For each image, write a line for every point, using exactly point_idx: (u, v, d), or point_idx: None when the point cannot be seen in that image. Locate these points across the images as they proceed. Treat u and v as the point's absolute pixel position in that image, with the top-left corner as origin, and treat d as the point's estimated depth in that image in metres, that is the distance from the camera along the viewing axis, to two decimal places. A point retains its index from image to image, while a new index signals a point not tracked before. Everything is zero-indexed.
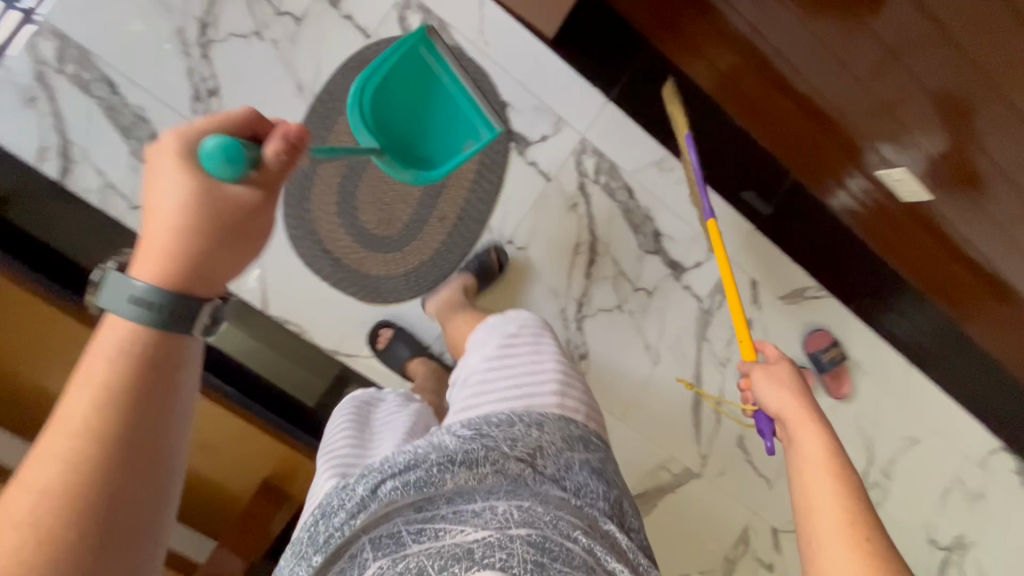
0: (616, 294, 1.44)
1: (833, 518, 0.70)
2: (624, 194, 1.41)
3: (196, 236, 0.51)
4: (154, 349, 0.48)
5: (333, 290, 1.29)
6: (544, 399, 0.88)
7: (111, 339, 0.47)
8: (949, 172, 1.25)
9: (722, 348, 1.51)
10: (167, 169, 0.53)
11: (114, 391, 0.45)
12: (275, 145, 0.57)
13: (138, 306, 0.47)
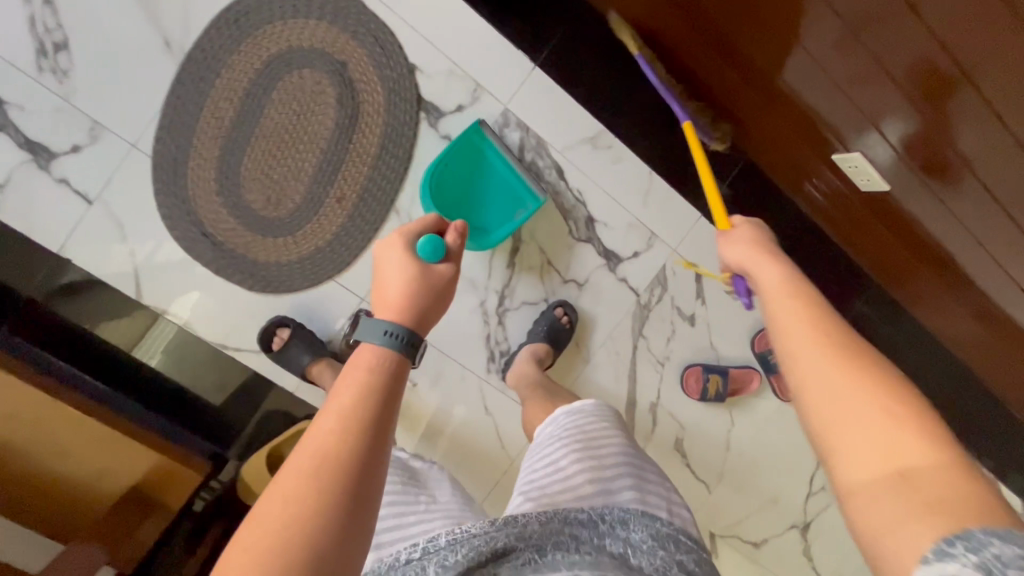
0: (543, 286, 1.31)
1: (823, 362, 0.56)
2: (554, 174, 1.26)
3: (423, 296, 0.75)
4: (385, 375, 0.63)
5: (215, 277, 1.15)
6: (623, 484, 0.80)
7: (354, 361, 0.64)
8: (917, 162, 1.09)
9: (660, 347, 1.39)
10: (393, 257, 0.78)
11: (359, 405, 0.58)
12: (454, 235, 0.85)
13: (391, 336, 0.67)
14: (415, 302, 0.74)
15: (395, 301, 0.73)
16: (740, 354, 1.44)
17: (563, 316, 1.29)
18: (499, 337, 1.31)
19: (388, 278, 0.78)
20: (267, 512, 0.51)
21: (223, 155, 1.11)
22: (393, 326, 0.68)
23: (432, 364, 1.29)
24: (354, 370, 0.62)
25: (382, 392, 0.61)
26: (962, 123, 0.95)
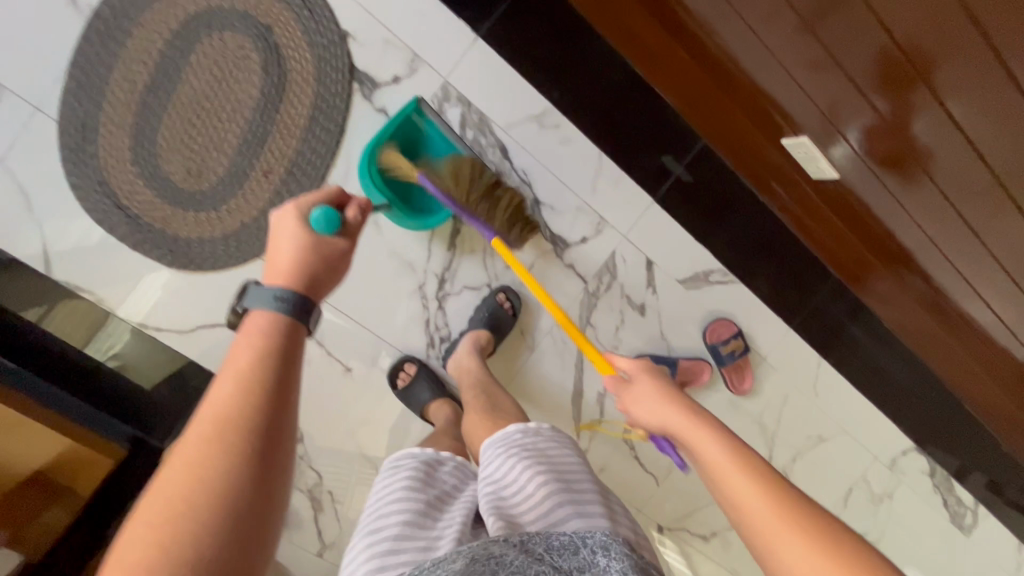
0: (486, 271, 1.27)
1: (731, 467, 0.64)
2: (497, 153, 1.21)
3: (318, 266, 0.68)
4: (283, 333, 0.57)
5: (131, 252, 1.09)
6: (594, 510, 0.76)
7: (250, 324, 0.58)
8: (885, 143, 1.06)
9: (609, 337, 1.35)
10: (290, 226, 0.69)
11: (257, 364, 0.53)
12: (354, 210, 0.77)
13: (282, 303, 0.59)
14: (309, 272, 0.66)
15: (284, 274, 0.65)
16: (692, 345, 1.40)
17: (505, 301, 1.26)
18: (439, 323, 1.27)
19: (279, 247, 0.69)
20: (165, 481, 0.46)
21: (137, 121, 1.04)
22: (281, 291, 0.60)
23: (367, 350, 1.24)
24: (251, 331, 0.57)
25: (281, 348, 0.56)
26: (924, 116, 0.96)
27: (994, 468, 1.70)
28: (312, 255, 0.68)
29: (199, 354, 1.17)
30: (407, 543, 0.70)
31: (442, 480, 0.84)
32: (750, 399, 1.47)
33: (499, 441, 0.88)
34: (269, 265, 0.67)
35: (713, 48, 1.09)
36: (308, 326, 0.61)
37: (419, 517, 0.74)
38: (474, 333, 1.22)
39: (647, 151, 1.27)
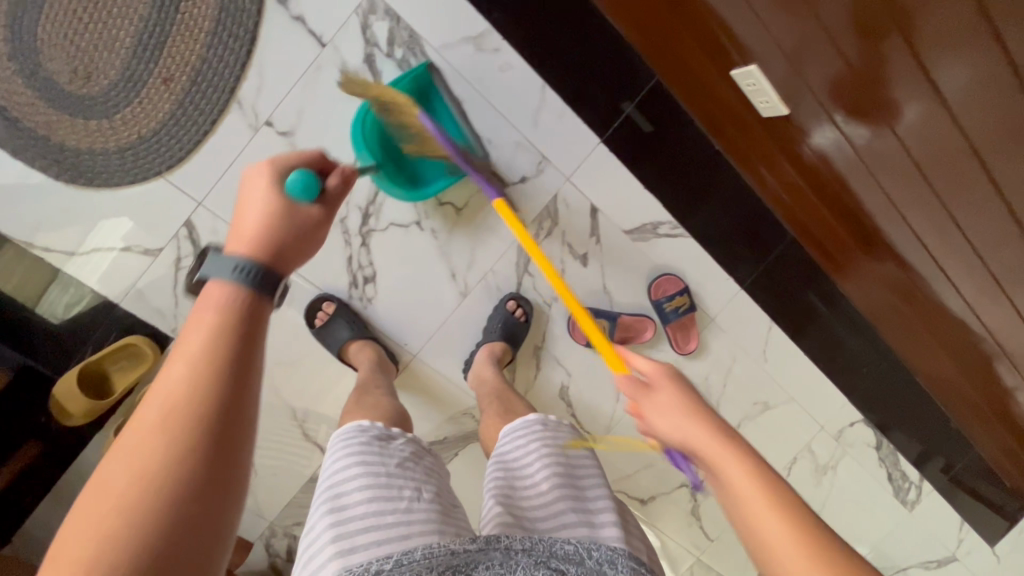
0: (415, 208, 1.18)
1: (760, 500, 0.58)
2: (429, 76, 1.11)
3: (288, 234, 0.64)
4: (239, 321, 0.55)
5: (11, 159, 1.00)
6: (605, 521, 0.84)
7: (205, 309, 0.54)
8: (852, 92, 0.97)
9: (548, 287, 1.29)
10: (259, 189, 0.66)
11: (207, 353, 0.51)
12: (335, 178, 0.72)
13: (239, 274, 0.57)
14: (278, 239, 0.63)
15: (249, 237, 0.62)
16: (637, 301, 1.34)
17: (516, 308, 1.26)
18: (364, 261, 1.20)
19: (247, 210, 0.65)
20: (108, 473, 0.44)
21: (15, 11, 0.94)
22: (241, 262, 0.58)
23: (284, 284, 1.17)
24: (202, 313, 0.54)
25: (239, 332, 0.54)
26: (893, 68, 0.88)
27: (943, 446, 1.67)
28: (279, 223, 0.64)
29: (95, 279, 1.09)
30: (378, 522, 0.74)
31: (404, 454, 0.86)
32: (695, 360, 1.42)
33: (518, 437, 0.97)
34: (236, 226, 0.64)
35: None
36: (264, 297, 0.58)
37: (383, 492, 0.77)
38: (489, 345, 1.22)
39: (594, 86, 1.17)
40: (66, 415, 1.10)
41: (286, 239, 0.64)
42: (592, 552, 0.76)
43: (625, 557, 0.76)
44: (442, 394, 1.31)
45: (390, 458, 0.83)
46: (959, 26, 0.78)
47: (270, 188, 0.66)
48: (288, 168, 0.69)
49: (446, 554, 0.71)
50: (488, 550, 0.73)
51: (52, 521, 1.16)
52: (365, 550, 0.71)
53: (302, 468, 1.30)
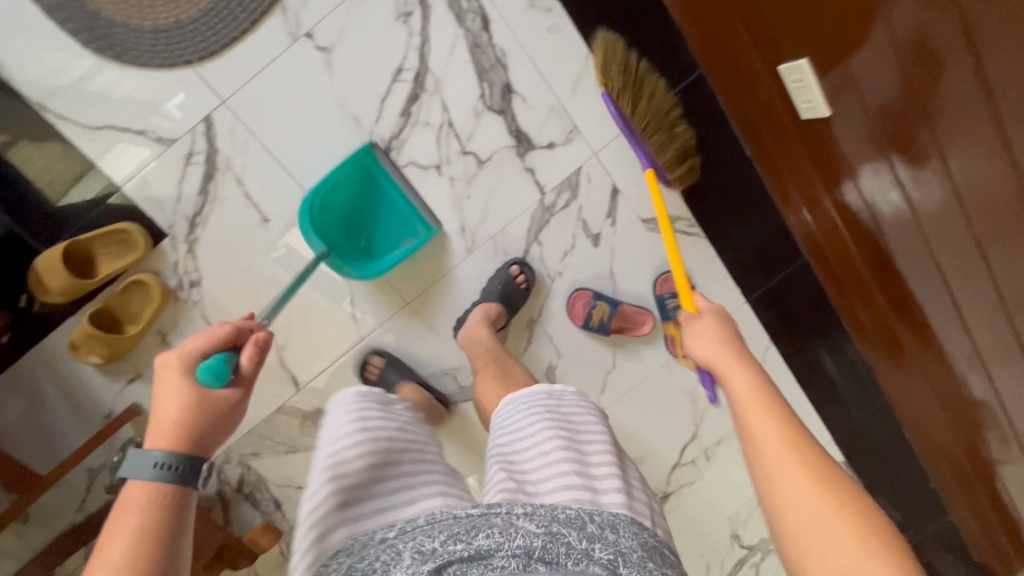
0: (438, 150, 1.15)
1: (807, 492, 0.56)
2: (477, 22, 1.10)
3: (205, 421, 0.74)
4: (163, 513, 0.66)
5: (48, 21, 1.00)
6: (610, 486, 0.79)
7: (129, 513, 0.64)
8: (892, 128, 0.93)
9: (554, 260, 1.27)
10: (175, 379, 0.75)
11: (135, 542, 0.61)
12: (249, 351, 0.82)
13: (163, 470, 0.67)
14: (197, 423, 0.73)
15: (170, 427, 0.72)
16: (642, 292, 1.31)
17: (518, 274, 1.23)
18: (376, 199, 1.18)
19: (163, 404, 0.74)
20: None
21: None
22: (161, 457, 0.68)
23: (292, 202, 1.13)
24: (122, 517, 0.64)
25: (166, 506, 0.66)
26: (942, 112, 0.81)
27: (914, 504, 1.64)
28: (198, 411, 0.74)
29: (101, 158, 1.06)
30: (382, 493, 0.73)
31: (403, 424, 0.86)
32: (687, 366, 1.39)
33: (519, 398, 0.93)
34: (157, 416, 0.73)
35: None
36: (190, 486, 0.69)
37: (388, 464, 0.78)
38: (485, 305, 1.19)
39: (637, 66, 1.17)
40: (45, 291, 1.06)
41: (205, 427, 0.74)
42: (594, 516, 0.72)
43: (629, 523, 0.73)
44: (427, 349, 1.28)
45: (390, 427, 0.83)
46: (1015, 87, 0.68)
47: (188, 378, 0.75)
48: (200, 352, 0.80)
49: (446, 518, 0.70)
50: (488, 515, 0.70)
51: (9, 395, 1.15)
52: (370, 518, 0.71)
53: (272, 397, 1.27)
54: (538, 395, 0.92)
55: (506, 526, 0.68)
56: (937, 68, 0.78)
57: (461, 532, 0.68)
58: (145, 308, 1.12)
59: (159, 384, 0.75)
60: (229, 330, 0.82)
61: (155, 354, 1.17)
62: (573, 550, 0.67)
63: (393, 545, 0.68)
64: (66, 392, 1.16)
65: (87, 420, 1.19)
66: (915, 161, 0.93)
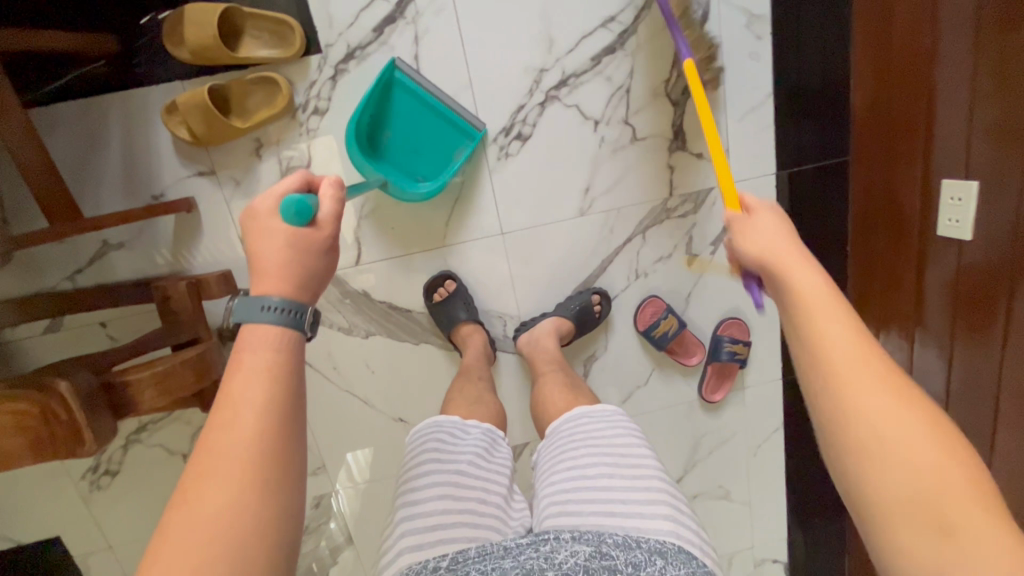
0: (604, 107, 1.16)
1: (880, 383, 0.52)
2: (696, 15, 1.14)
3: (309, 266, 0.62)
4: (289, 360, 0.57)
5: None
6: (657, 510, 0.70)
7: (254, 353, 0.56)
8: (974, 290, 1.04)
9: (647, 260, 1.28)
10: (263, 224, 0.62)
11: (265, 391, 0.54)
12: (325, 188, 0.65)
13: (275, 315, 0.58)
14: (302, 266, 0.62)
15: (275, 274, 0.60)
16: (702, 325, 1.34)
17: (596, 303, 1.25)
18: (528, 122, 1.15)
19: (259, 251, 0.62)
20: (206, 495, 0.49)
21: None
22: (271, 301, 0.58)
23: (453, 84, 1.11)
24: (245, 358, 0.56)
25: (291, 357, 0.57)
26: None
27: None
28: (298, 255, 0.62)
29: None
30: (441, 519, 0.70)
31: (471, 452, 0.83)
32: (705, 413, 1.42)
33: (562, 426, 0.87)
34: (257, 267, 0.61)
35: (915, 69, 1.05)
36: (302, 330, 0.59)
37: (450, 488, 0.74)
38: (558, 319, 1.22)
39: (804, 123, 1.23)
40: (175, 45, 0.98)
41: (308, 272, 0.62)
42: (640, 543, 0.65)
43: (678, 551, 0.65)
44: (495, 285, 1.26)
45: (455, 455, 0.81)
46: None
47: (272, 223, 0.62)
48: (280, 193, 0.64)
49: (495, 547, 0.65)
50: (535, 543, 0.65)
51: (66, 126, 1.03)
52: (430, 545, 0.67)
53: None
54: (576, 422, 0.86)
55: (550, 553, 0.63)
56: None
57: (502, 561, 0.62)
58: (261, 110, 1.05)
59: (245, 235, 0.62)
60: (302, 172, 0.66)
61: (240, 158, 1.09)
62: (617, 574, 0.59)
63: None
64: (127, 152, 1.05)
65: (132, 191, 1.07)
66: (985, 322, 1.04)
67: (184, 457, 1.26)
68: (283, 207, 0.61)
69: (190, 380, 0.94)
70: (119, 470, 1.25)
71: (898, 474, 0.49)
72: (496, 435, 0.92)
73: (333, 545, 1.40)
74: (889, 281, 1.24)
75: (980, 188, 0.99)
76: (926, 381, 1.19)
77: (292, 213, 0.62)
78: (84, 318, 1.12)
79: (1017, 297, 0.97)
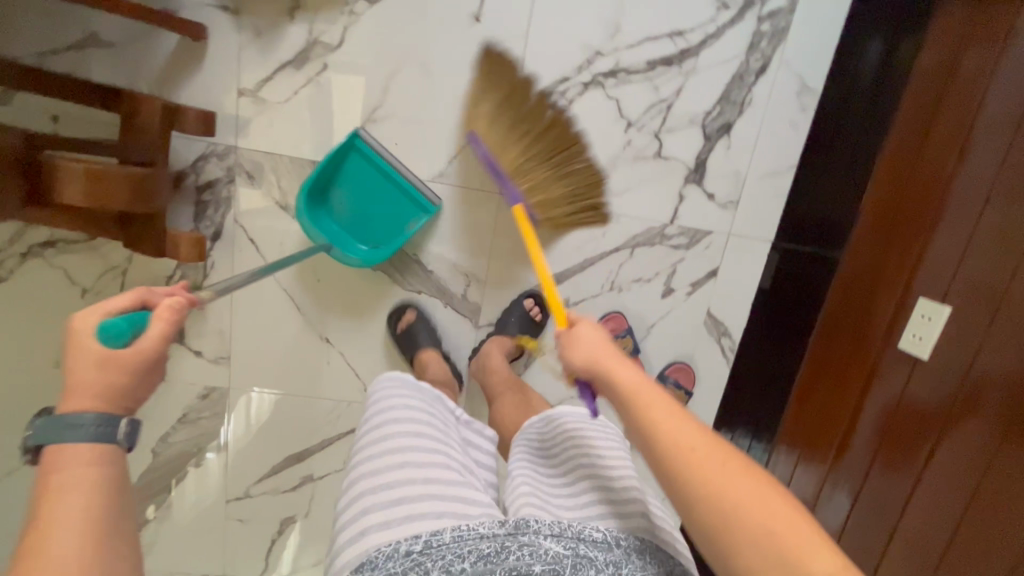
0: (642, 113, 1.16)
1: (674, 418, 0.62)
2: (757, 64, 1.15)
3: (144, 380, 0.60)
4: (116, 473, 0.55)
5: None
6: (636, 504, 0.79)
7: (63, 476, 0.52)
8: (905, 424, 1.07)
9: (626, 276, 1.26)
10: (80, 342, 0.56)
11: (92, 500, 0.51)
12: (172, 300, 0.64)
13: (87, 434, 0.54)
14: (127, 385, 0.58)
15: (86, 389, 0.55)
16: (652, 361, 1.33)
17: (533, 308, 1.23)
18: (567, 96, 1.13)
19: (74, 366, 0.56)
20: None
21: None
22: (78, 421, 0.54)
23: (511, 30, 1.08)
24: (61, 473, 0.52)
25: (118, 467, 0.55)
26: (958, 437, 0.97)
27: None
28: (119, 372, 0.57)
29: None
30: (410, 494, 0.72)
31: (432, 426, 0.85)
32: None
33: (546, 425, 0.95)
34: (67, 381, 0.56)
35: (927, 197, 1.07)
36: (119, 446, 0.56)
37: (416, 461, 0.77)
38: (498, 340, 1.21)
39: (814, 205, 1.25)
40: None
41: (142, 385, 0.59)
42: (620, 543, 0.73)
43: (655, 546, 0.74)
44: (472, 244, 1.21)
45: (420, 430, 0.83)
46: None
47: (87, 342, 0.56)
48: (114, 304, 0.60)
49: (472, 537, 0.69)
50: (516, 533, 0.70)
51: None
52: (398, 522, 0.70)
53: (316, 148, 1.12)
54: (559, 422, 0.95)
55: (532, 545, 0.69)
56: (972, 411, 0.95)
57: (483, 548, 0.67)
58: None
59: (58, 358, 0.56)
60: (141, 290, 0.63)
61: (273, 12, 1.04)
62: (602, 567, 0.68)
63: (423, 562, 0.66)
64: None
65: None
66: (908, 456, 1.06)
67: (84, 292, 1.15)
68: (99, 326, 0.57)
69: (124, 195, 0.85)
70: (5, 281, 1.12)
71: (748, 509, 0.54)
72: (449, 406, 0.97)
73: (208, 445, 1.29)
74: (832, 387, 1.24)
75: (954, 315, 1.01)
76: (837, 485, 1.21)
77: (110, 331, 0.58)
78: (37, 104, 1.01)
79: (945, 445, 0.99)
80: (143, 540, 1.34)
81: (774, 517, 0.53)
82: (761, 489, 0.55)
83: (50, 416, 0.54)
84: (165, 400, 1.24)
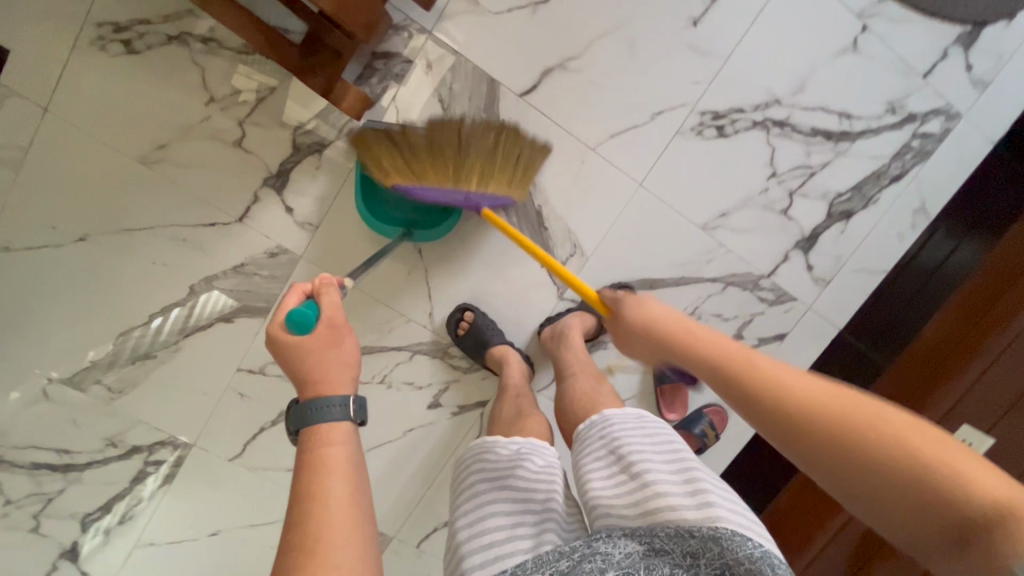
0: (788, 169, 1.24)
1: (792, 380, 0.54)
2: (895, 171, 1.26)
3: (349, 361, 0.72)
4: (355, 450, 0.65)
5: None
6: (701, 494, 0.71)
7: (320, 449, 0.63)
8: None
9: (708, 308, 1.31)
10: (286, 337, 0.70)
11: (344, 469, 0.62)
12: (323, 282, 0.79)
13: (324, 409, 0.66)
14: (338, 365, 0.71)
15: (323, 372, 0.69)
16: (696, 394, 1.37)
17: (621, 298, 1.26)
18: (734, 125, 1.20)
19: (296, 356, 0.70)
20: None
21: None
22: (318, 401, 0.66)
23: (717, 47, 1.15)
24: (318, 452, 0.63)
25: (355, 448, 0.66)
26: None
27: None
28: (328, 354, 0.71)
29: None
30: (493, 535, 0.74)
31: (524, 468, 0.83)
32: None
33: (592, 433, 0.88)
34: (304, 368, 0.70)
35: (987, 335, 1.17)
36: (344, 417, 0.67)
37: (489, 503, 0.78)
38: (579, 316, 1.23)
39: (883, 310, 1.36)
40: None
41: (351, 363, 0.72)
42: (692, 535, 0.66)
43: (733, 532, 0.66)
44: (592, 217, 1.22)
45: (511, 469, 0.83)
46: None
47: (289, 331, 0.71)
48: (291, 301, 0.75)
49: (555, 559, 0.69)
50: (590, 542, 0.70)
51: None
52: (490, 563, 0.72)
53: (501, 67, 1.12)
54: (606, 424, 0.87)
55: (605, 552, 0.68)
56: None
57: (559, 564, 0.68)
58: None
59: (284, 355, 0.71)
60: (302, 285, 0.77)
61: None
62: (677, 570, 0.65)
63: None
64: None
65: None
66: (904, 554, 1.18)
67: (210, 100, 1.08)
68: (290, 320, 0.71)
69: (368, 17, 0.90)
70: (136, 53, 1.05)
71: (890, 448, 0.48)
72: (532, 437, 0.92)
73: (248, 304, 1.21)
74: None
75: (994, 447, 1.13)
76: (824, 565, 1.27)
77: (296, 321, 0.71)
78: None
79: None
80: (130, 374, 1.22)
81: (964, 473, 0.46)
82: (947, 440, 0.48)
83: (297, 402, 0.68)
84: (230, 241, 1.17)
